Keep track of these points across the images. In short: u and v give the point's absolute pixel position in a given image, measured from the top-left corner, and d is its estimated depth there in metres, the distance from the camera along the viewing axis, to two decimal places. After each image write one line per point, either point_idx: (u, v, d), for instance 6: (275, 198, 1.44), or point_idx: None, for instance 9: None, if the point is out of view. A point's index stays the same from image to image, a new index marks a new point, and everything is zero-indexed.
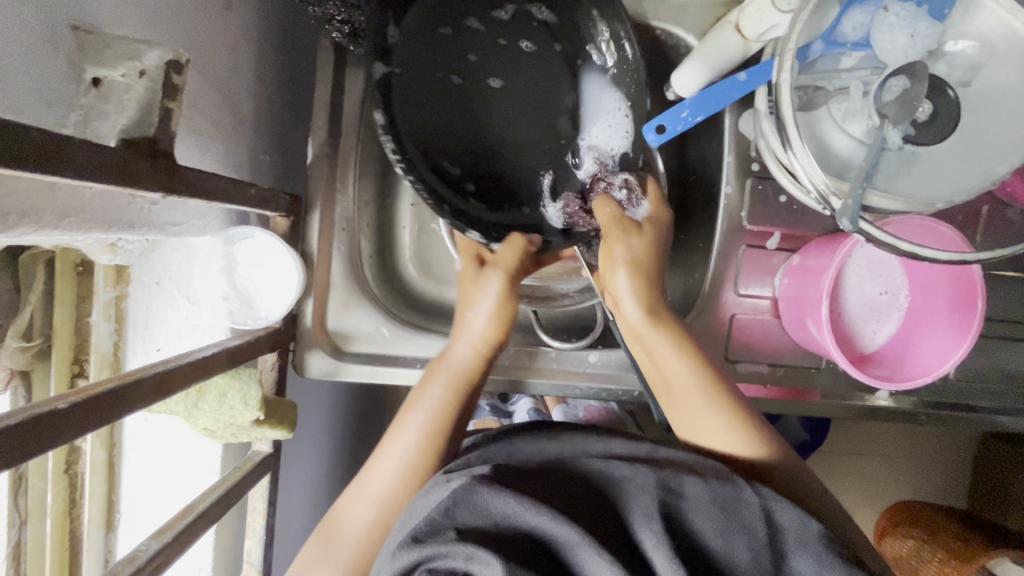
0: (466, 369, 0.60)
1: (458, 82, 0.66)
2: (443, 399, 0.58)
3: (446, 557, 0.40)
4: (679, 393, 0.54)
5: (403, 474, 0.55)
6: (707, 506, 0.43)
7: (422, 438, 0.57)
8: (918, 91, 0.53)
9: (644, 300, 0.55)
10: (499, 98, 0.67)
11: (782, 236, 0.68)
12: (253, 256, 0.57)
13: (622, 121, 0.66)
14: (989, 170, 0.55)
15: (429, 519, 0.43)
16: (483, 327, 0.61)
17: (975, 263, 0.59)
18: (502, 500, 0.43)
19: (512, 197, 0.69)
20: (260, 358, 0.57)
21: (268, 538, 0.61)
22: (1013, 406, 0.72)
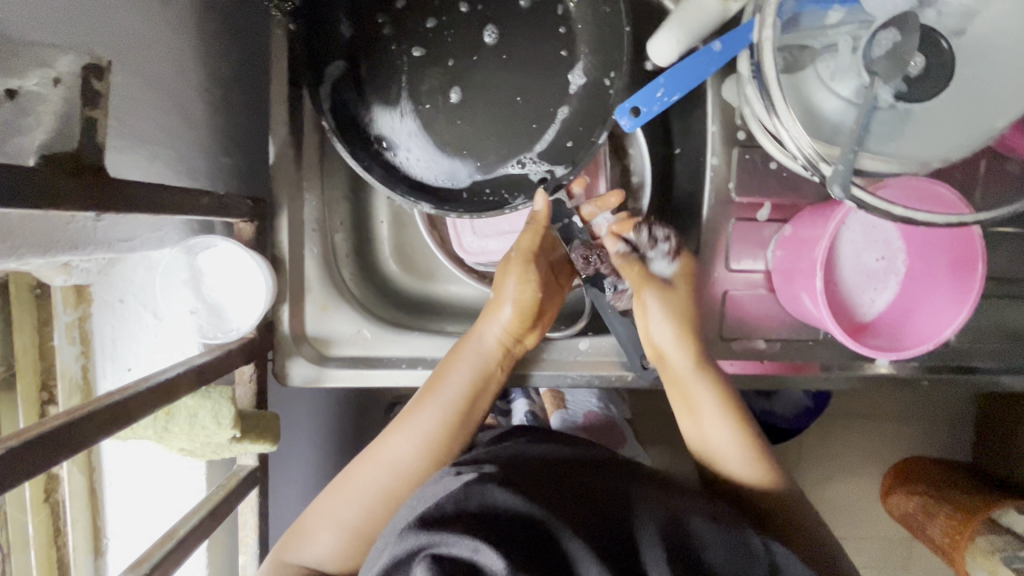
0: (489, 354, 0.62)
1: (420, 55, 0.60)
2: (464, 387, 0.60)
3: (452, 547, 0.38)
4: (710, 446, 0.60)
5: (418, 448, 0.58)
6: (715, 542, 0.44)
7: (437, 419, 0.59)
8: (909, 44, 0.50)
9: (693, 351, 0.61)
10: (455, 70, 0.61)
11: (772, 206, 0.65)
12: (217, 266, 0.54)
13: (573, 83, 0.61)
14: (988, 124, 0.52)
15: (438, 506, 0.42)
16: (507, 312, 0.62)
17: (977, 225, 0.57)
18: (516, 502, 0.43)
19: (494, 147, 0.62)
20: (237, 371, 0.55)
21: (263, 551, 0.60)
22: (1017, 364, 0.70)
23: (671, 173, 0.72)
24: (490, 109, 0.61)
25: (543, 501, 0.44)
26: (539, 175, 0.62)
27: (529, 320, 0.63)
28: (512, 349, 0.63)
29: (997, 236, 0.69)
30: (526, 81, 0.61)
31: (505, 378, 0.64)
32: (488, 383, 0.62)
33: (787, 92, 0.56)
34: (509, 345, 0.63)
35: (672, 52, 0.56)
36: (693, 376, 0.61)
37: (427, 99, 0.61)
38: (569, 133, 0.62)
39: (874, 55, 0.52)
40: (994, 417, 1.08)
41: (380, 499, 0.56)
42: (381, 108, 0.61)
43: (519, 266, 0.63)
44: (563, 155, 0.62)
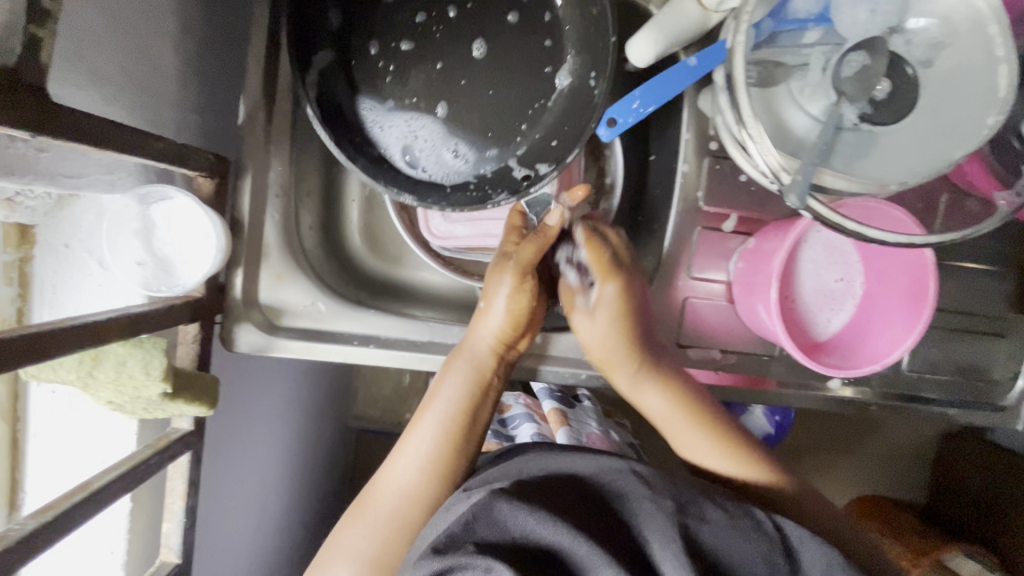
0: (483, 362, 0.62)
1: (407, 48, 0.61)
2: (461, 391, 0.61)
3: (467, 569, 0.43)
4: (672, 426, 0.63)
5: (421, 464, 0.59)
6: (726, 533, 0.49)
7: (437, 432, 0.61)
8: (878, 67, 0.52)
9: (634, 361, 0.63)
10: (449, 79, 0.61)
11: (739, 218, 0.66)
12: (170, 218, 0.53)
13: (557, 89, 0.62)
14: (945, 155, 0.53)
15: (449, 532, 0.47)
16: (498, 325, 0.61)
17: (928, 248, 0.58)
18: (520, 517, 0.47)
19: (476, 138, 0.62)
20: (181, 329, 0.54)
21: (189, 520, 0.58)
22: (963, 397, 0.72)
23: (646, 177, 0.72)
24: (473, 93, 0.62)
25: (550, 511, 0.48)
26: (523, 173, 0.62)
27: (521, 327, 0.62)
28: (505, 356, 0.63)
29: (950, 269, 0.71)
30: (514, 82, 0.62)
31: (501, 383, 0.64)
32: (485, 393, 0.62)
33: (756, 104, 0.57)
34: (502, 352, 0.62)
35: (650, 52, 0.56)
36: (638, 375, 0.63)
37: (414, 94, 0.62)
38: (555, 133, 0.62)
39: (843, 74, 0.53)
40: (950, 457, 1.09)
41: (391, 525, 0.57)
42: (365, 82, 0.62)
43: (514, 276, 0.61)
44: (544, 154, 0.62)
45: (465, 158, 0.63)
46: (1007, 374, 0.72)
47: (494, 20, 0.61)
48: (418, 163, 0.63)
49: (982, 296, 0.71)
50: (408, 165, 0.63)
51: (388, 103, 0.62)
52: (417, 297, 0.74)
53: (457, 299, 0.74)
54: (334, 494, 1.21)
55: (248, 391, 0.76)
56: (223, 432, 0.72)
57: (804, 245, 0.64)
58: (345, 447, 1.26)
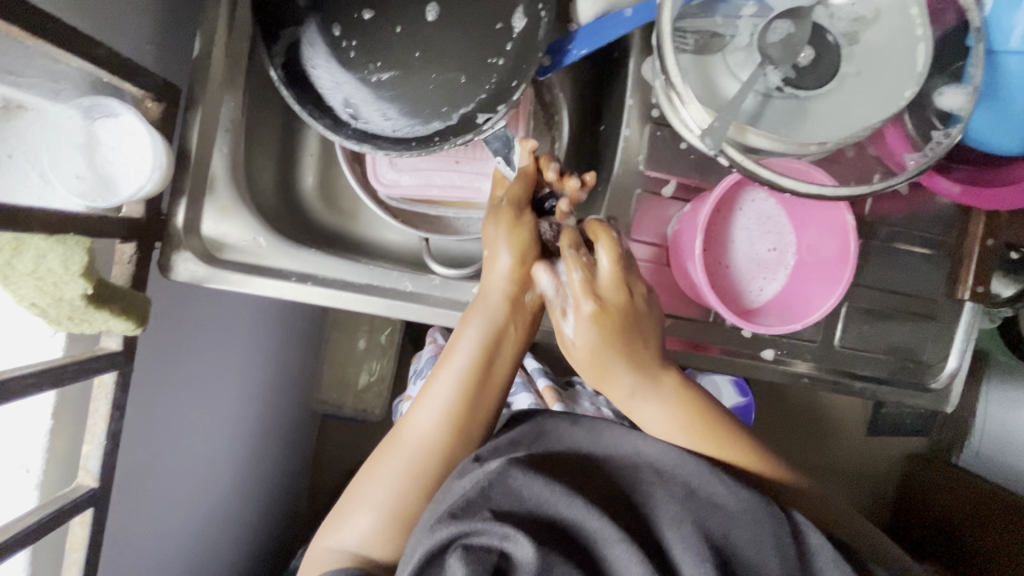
0: (502, 308, 0.61)
1: (370, 17, 0.63)
2: (479, 338, 0.60)
3: (481, 534, 0.47)
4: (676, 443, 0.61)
5: (437, 419, 0.59)
6: (718, 502, 0.51)
7: (454, 385, 0.60)
8: (801, 36, 0.56)
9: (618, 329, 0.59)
10: (405, 45, 0.63)
11: (677, 184, 0.68)
12: (112, 135, 0.54)
13: (513, 32, 0.63)
14: (864, 119, 0.56)
15: (464, 498, 0.50)
16: (509, 269, 0.60)
17: (846, 203, 0.62)
18: (534, 488, 0.50)
19: (425, 91, 0.63)
20: (117, 250, 0.55)
21: (111, 445, 0.58)
22: (894, 376, 0.73)
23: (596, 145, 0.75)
24: (423, 42, 0.63)
25: (559, 483, 0.51)
26: (484, 118, 0.62)
27: (531, 266, 0.61)
28: (518, 303, 0.62)
29: (888, 250, 0.72)
30: (466, 46, 0.63)
31: (516, 331, 0.62)
32: (503, 339, 0.62)
33: (691, 72, 0.58)
34: (518, 297, 0.61)
35: (591, 11, 0.61)
36: (620, 370, 0.59)
37: (378, 61, 0.63)
38: (512, 72, 0.62)
39: (768, 40, 0.57)
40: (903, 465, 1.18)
41: (408, 478, 0.58)
42: (314, 28, 0.62)
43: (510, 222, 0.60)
44: (505, 95, 0.62)
45: (411, 109, 0.63)
46: (938, 356, 0.74)
47: None
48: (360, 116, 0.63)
49: (917, 279, 0.73)
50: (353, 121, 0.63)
51: (336, 47, 0.63)
52: (369, 251, 0.75)
53: (405, 254, 0.75)
54: (288, 472, 1.19)
55: (195, 338, 0.76)
56: (165, 377, 0.71)
57: (740, 211, 0.66)
58: (306, 426, 1.25)
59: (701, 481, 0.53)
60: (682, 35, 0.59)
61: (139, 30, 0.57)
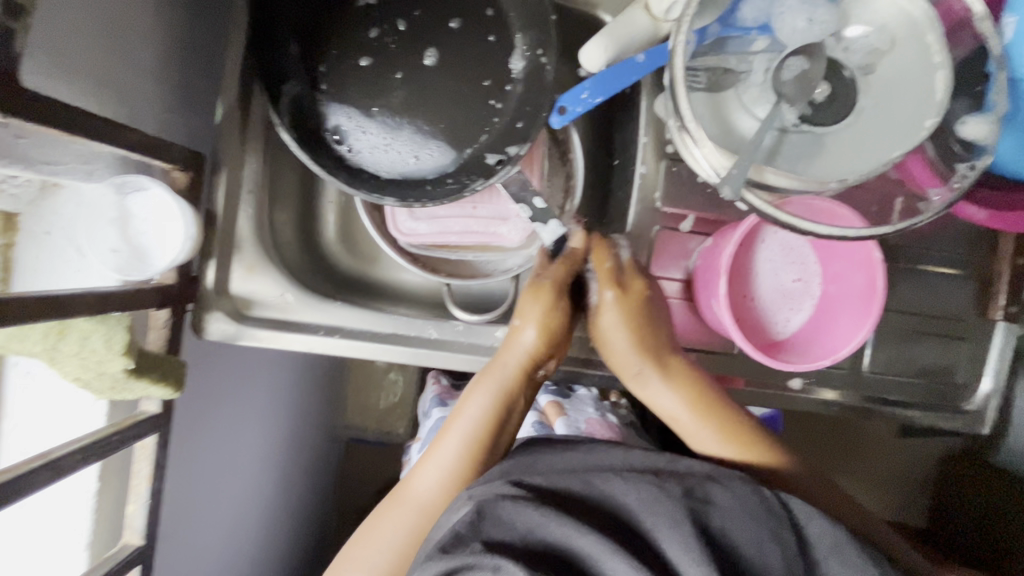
0: (511, 379, 0.63)
1: (371, 70, 0.64)
2: (488, 406, 0.62)
3: (474, 569, 0.46)
4: (681, 424, 0.65)
5: (439, 484, 0.61)
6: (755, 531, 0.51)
7: (460, 449, 0.62)
8: (816, 71, 0.55)
9: (640, 352, 0.63)
10: (413, 91, 0.65)
11: (696, 219, 0.68)
12: (144, 208, 0.55)
13: (515, 72, 0.65)
14: (886, 153, 0.55)
15: (455, 533, 0.50)
16: (531, 338, 0.62)
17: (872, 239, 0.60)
18: (525, 514, 0.51)
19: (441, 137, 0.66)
20: (152, 316, 0.57)
21: (154, 503, 0.60)
22: (926, 401, 0.72)
23: (610, 181, 0.75)
24: (438, 95, 0.65)
25: (550, 507, 0.52)
26: (496, 158, 0.65)
27: (552, 344, 0.63)
28: (530, 373, 0.64)
29: (914, 272, 0.71)
30: (468, 87, 0.65)
31: (525, 402, 0.64)
32: (510, 407, 0.63)
33: (704, 109, 0.58)
34: (530, 369, 0.63)
35: (602, 58, 0.60)
36: (644, 371, 0.64)
37: (382, 107, 0.65)
38: (520, 111, 0.65)
39: (783, 77, 0.56)
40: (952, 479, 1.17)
41: (407, 540, 0.60)
42: (334, 89, 0.64)
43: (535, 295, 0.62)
44: (511, 136, 0.65)
45: (431, 153, 0.65)
46: (972, 378, 0.72)
47: (453, 30, 0.65)
48: (354, 149, 0.65)
49: (945, 299, 0.71)
50: (348, 153, 0.65)
51: (349, 103, 0.65)
52: (388, 294, 0.77)
53: (424, 297, 0.76)
54: (319, 501, 1.22)
55: (227, 387, 0.79)
56: (203, 428, 0.74)
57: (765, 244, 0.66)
58: (333, 455, 1.27)
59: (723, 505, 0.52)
60: (695, 74, 0.58)
61: (164, 106, 0.59)
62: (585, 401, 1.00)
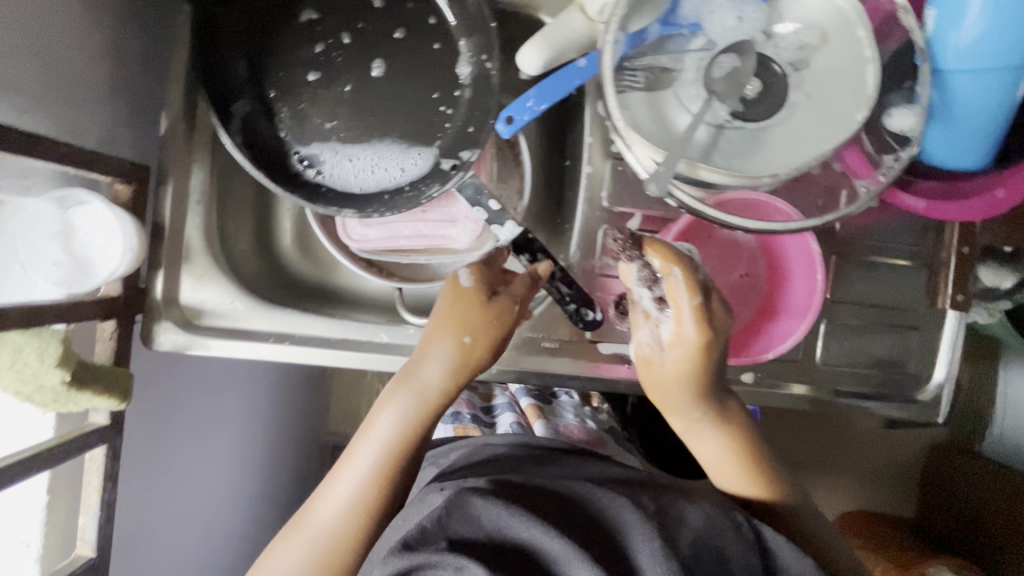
0: (433, 390, 0.57)
1: (314, 79, 0.65)
2: (405, 418, 0.57)
3: (435, 566, 0.47)
4: (726, 475, 0.59)
5: (346, 508, 0.55)
6: (707, 532, 0.51)
7: (370, 468, 0.56)
8: (744, 69, 0.57)
9: (698, 401, 0.56)
10: (359, 98, 0.65)
11: (643, 217, 0.68)
12: (86, 221, 0.56)
13: (461, 78, 0.66)
14: (817, 146, 0.56)
15: (421, 527, 0.51)
16: (456, 346, 0.57)
17: (813, 232, 0.64)
18: (494, 513, 0.51)
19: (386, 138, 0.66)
20: (99, 327, 0.58)
21: (105, 515, 0.60)
22: (880, 391, 0.72)
23: (563, 182, 0.76)
24: (382, 102, 0.66)
25: (523, 507, 0.52)
26: (450, 163, 0.65)
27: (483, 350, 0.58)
28: (456, 384, 0.58)
29: (864, 264, 0.72)
30: (414, 94, 0.66)
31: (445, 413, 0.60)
32: (428, 420, 0.58)
33: (643, 109, 0.59)
34: (456, 380, 0.58)
35: (538, 61, 0.60)
36: (700, 418, 0.58)
37: (329, 116, 0.65)
38: (471, 119, 0.65)
39: (714, 74, 0.57)
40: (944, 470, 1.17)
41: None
42: (279, 99, 0.65)
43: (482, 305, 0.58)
44: (464, 140, 0.65)
45: (378, 158, 0.66)
46: (926, 368, 0.73)
47: (396, 38, 0.65)
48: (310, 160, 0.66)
49: (896, 290, 0.72)
50: (307, 168, 0.66)
51: (293, 112, 0.65)
52: (344, 298, 0.77)
53: (380, 301, 0.77)
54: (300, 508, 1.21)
55: (187, 398, 0.79)
56: (161, 439, 0.74)
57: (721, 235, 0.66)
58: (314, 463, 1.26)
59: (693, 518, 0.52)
60: (631, 73, 0.59)
61: (106, 120, 0.59)
62: (565, 408, 1.00)
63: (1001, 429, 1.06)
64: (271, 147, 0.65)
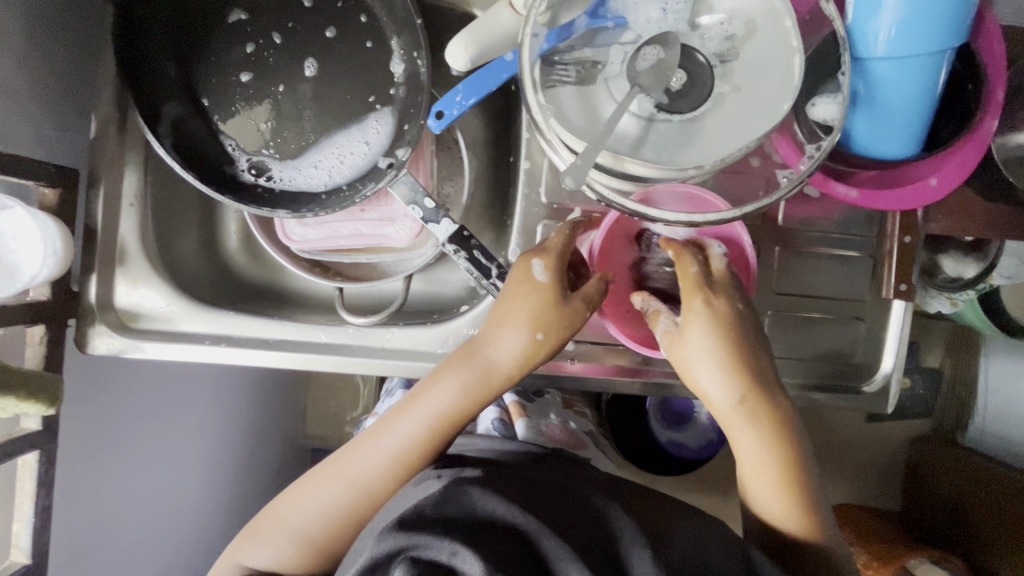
0: (493, 370, 0.59)
1: (247, 79, 0.64)
2: (458, 393, 0.58)
3: (429, 549, 0.45)
4: (750, 471, 0.57)
5: (383, 464, 0.58)
6: (686, 541, 0.50)
7: (421, 430, 0.58)
8: (671, 60, 0.55)
9: (741, 389, 0.55)
10: (292, 98, 0.65)
11: (582, 213, 0.68)
12: (10, 226, 0.55)
13: (395, 76, 0.65)
14: (744, 138, 0.55)
15: (416, 510, 0.49)
16: (520, 333, 0.57)
17: (740, 220, 0.64)
18: (489, 503, 0.50)
19: (321, 135, 0.66)
20: (28, 333, 0.57)
21: (40, 521, 0.60)
22: (826, 382, 0.72)
23: (507, 179, 0.75)
24: (316, 101, 0.65)
25: (516, 503, 0.51)
26: (387, 162, 0.65)
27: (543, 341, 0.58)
28: (515, 368, 0.59)
29: (809, 255, 0.71)
30: (349, 94, 0.66)
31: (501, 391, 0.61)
32: (482, 398, 0.59)
33: (572, 103, 0.58)
34: (518, 363, 0.59)
35: (464, 57, 0.60)
36: (733, 411, 0.56)
37: (263, 117, 0.65)
38: (404, 117, 0.65)
39: (640, 66, 0.56)
40: (923, 462, 1.14)
41: (337, 519, 0.57)
42: (211, 101, 0.65)
43: (540, 295, 0.57)
44: (400, 139, 0.65)
45: (312, 156, 0.66)
46: (873, 358, 0.73)
47: (328, 37, 0.65)
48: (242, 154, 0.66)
49: (842, 281, 0.72)
50: (256, 177, 0.66)
51: (227, 114, 0.65)
52: (289, 299, 0.77)
53: (326, 301, 0.77)
54: None
55: (137, 403, 0.78)
56: (106, 444, 0.73)
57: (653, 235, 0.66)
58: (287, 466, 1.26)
59: (677, 533, 0.51)
60: (563, 67, 0.58)
61: (32, 124, 0.59)
62: (551, 405, 0.98)
63: (983, 421, 1.07)
64: (204, 148, 0.65)
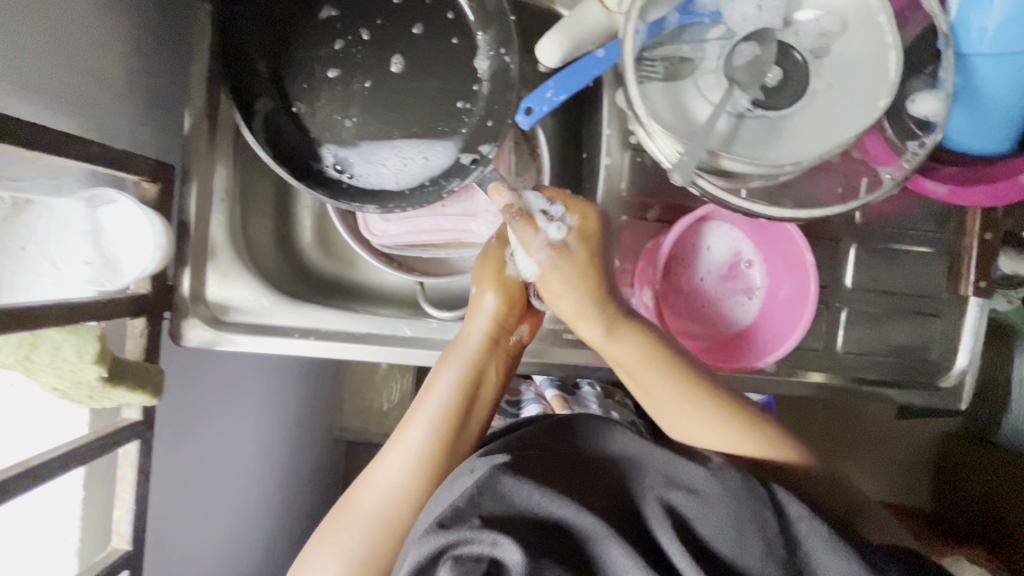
0: (474, 353, 0.64)
1: (334, 75, 0.65)
2: (456, 381, 0.63)
3: (471, 544, 0.45)
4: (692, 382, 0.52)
5: (410, 466, 0.60)
6: (722, 512, 0.48)
7: (429, 431, 0.62)
8: (766, 57, 0.56)
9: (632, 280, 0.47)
10: (379, 94, 0.66)
11: (662, 208, 0.69)
12: (116, 221, 0.57)
13: (480, 73, 0.66)
14: (840, 135, 0.55)
15: (454, 507, 0.48)
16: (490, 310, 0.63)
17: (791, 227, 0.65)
18: (523, 491, 0.49)
19: (406, 133, 0.66)
20: (129, 325, 0.58)
21: (139, 509, 0.61)
22: (900, 378, 0.72)
23: (581, 174, 0.76)
24: (401, 97, 0.66)
25: (555, 488, 0.50)
26: (470, 158, 0.66)
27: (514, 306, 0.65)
28: (497, 347, 0.65)
29: (886, 251, 0.71)
30: (434, 90, 0.66)
31: (495, 373, 0.66)
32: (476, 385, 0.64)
33: (665, 100, 0.58)
34: (496, 339, 0.64)
35: (557, 53, 0.60)
36: None
37: (349, 113, 0.66)
38: (489, 113, 0.66)
39: (735, 63, 0.57)
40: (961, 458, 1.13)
41: (381, 532, 0.58)
42: (298, 96, 0.65)
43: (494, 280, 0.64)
44: (484, 135, 0.66)
45: (398, 154, 0.66)
46: (947, 354, 0.73)
47: (414, 33, 0.65)
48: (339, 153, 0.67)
49: (918, 276, 0.72)
50: (338, 172, 0.66)
51: (314, 110, 0.66)
52: (364, 292, 0.78)
53: (399, 296, 0.78)
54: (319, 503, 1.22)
55: (211, 395, 0.80)
56: (187, 435, 0.75)
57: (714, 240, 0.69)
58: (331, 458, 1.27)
59: (703, 492, 0.50)
60: (651, 63, 0.58)
61: (130, 121, 0.60)
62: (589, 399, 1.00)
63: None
64: (293, 144, 0.65)
